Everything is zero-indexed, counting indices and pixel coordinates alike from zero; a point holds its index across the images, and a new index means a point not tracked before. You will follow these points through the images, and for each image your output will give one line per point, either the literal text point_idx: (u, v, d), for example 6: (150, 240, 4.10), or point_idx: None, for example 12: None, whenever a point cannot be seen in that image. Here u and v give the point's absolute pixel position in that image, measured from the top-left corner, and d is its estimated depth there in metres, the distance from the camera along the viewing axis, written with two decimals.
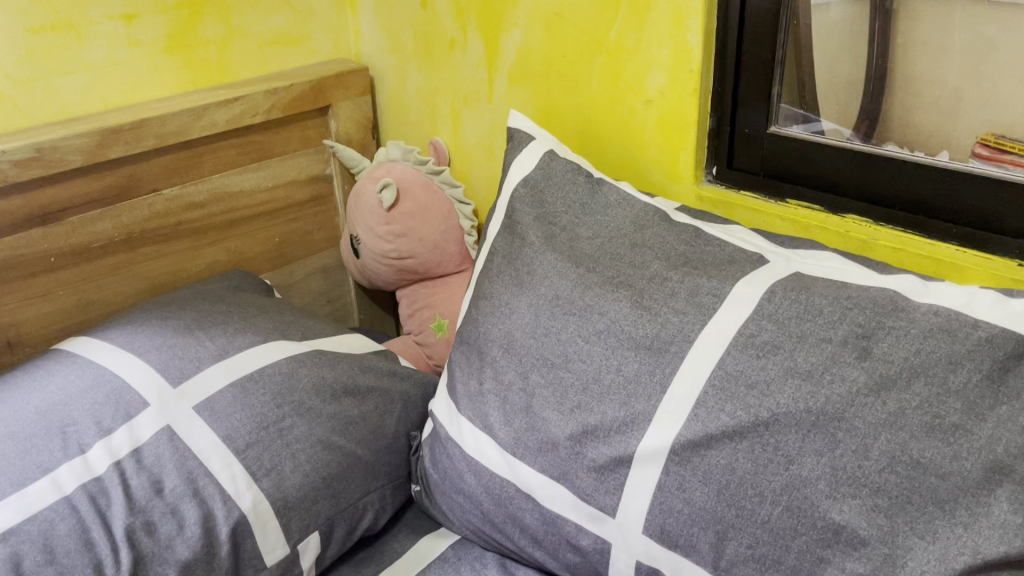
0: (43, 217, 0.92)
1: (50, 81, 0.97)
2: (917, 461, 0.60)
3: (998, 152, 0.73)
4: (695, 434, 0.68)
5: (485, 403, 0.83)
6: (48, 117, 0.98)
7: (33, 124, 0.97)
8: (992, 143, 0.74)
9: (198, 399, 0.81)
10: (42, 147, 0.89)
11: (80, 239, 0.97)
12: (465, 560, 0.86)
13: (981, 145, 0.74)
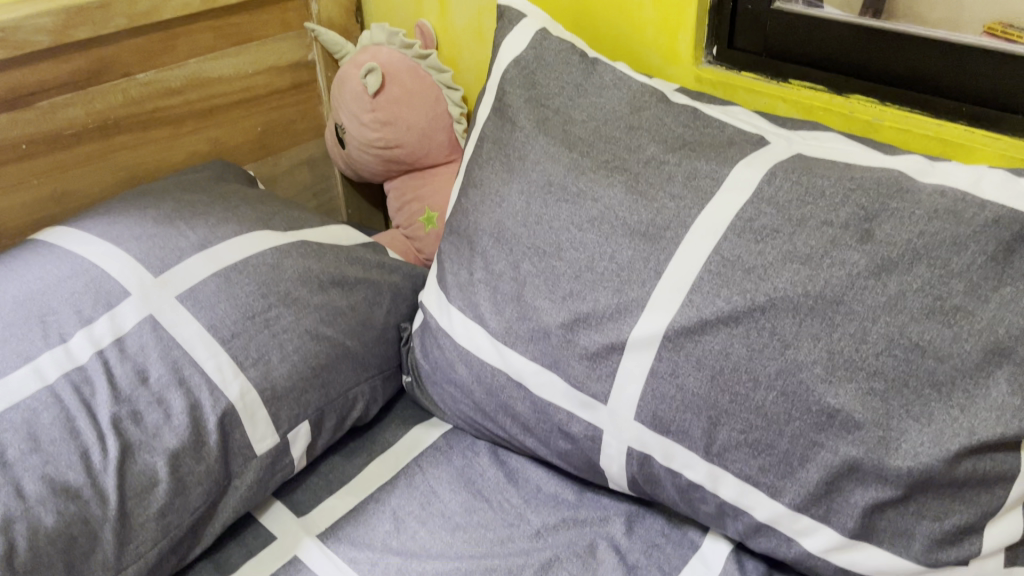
0: (10, 101, 0.88)
1: None
2: (916, 345, 0.59)
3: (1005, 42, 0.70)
4: (689, 320, 0.67)
5: (475, 293, 0.81)
6: None
7: None
8: (999, 32, 0.70)
9: (181, 289, 0.79)
10: (4, 26, 0.84)
11: (51, 125, 0.93)
12: (457, 449, 0.86)
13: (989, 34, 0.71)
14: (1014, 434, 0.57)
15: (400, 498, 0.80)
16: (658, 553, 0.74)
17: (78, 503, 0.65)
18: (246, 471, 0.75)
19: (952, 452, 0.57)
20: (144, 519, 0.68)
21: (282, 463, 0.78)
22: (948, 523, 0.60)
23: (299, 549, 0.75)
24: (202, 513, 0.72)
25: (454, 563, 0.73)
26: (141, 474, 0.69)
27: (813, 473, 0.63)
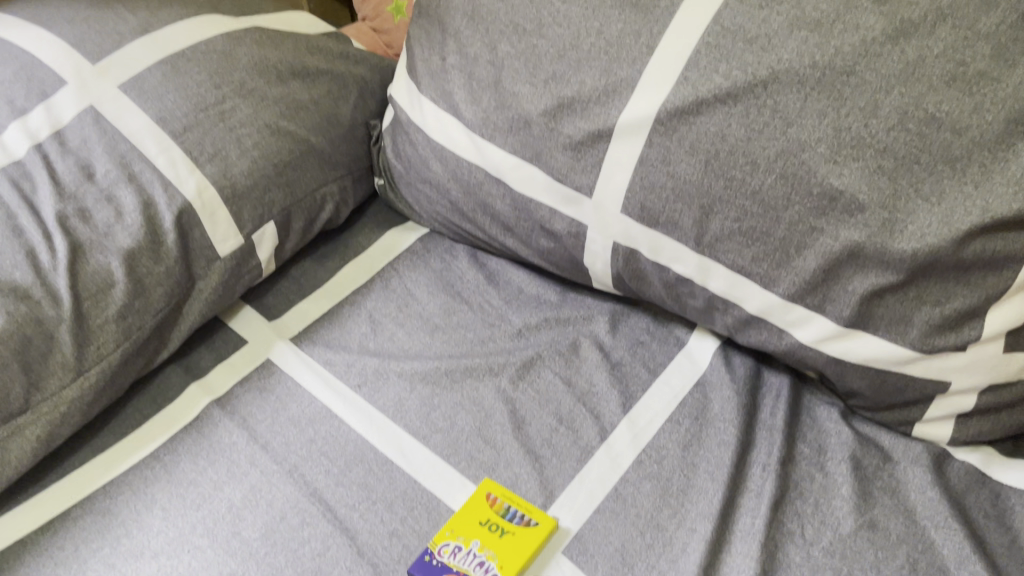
0: None
1: None
2: (932, 117, 0.54)
3: None
4: (684, 100, 0.61)
5: (449, 82, 0.74)
6: None
7: None
8: None
9: (123, 78, 0.72)
10: None
11: None
12: (435, 252, 0.82)
13: None
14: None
15: (375, 301, 0.77)
16: (643, 351, 0.72)
17: (29, 303, 0.61)
18: (210, 274, 0.71)
19: (960, 234, 0.54)
20: (103, 322, 0.64)
21: (249, 267, 0.74)
22: (948, 309, 0.57)
23: (272, 352, 0.73)
24: (166, 317, 0.69)
25: (433, 365, 0.71)
26: (95, 275, 0.65)
27: (809, 261, 0.59)
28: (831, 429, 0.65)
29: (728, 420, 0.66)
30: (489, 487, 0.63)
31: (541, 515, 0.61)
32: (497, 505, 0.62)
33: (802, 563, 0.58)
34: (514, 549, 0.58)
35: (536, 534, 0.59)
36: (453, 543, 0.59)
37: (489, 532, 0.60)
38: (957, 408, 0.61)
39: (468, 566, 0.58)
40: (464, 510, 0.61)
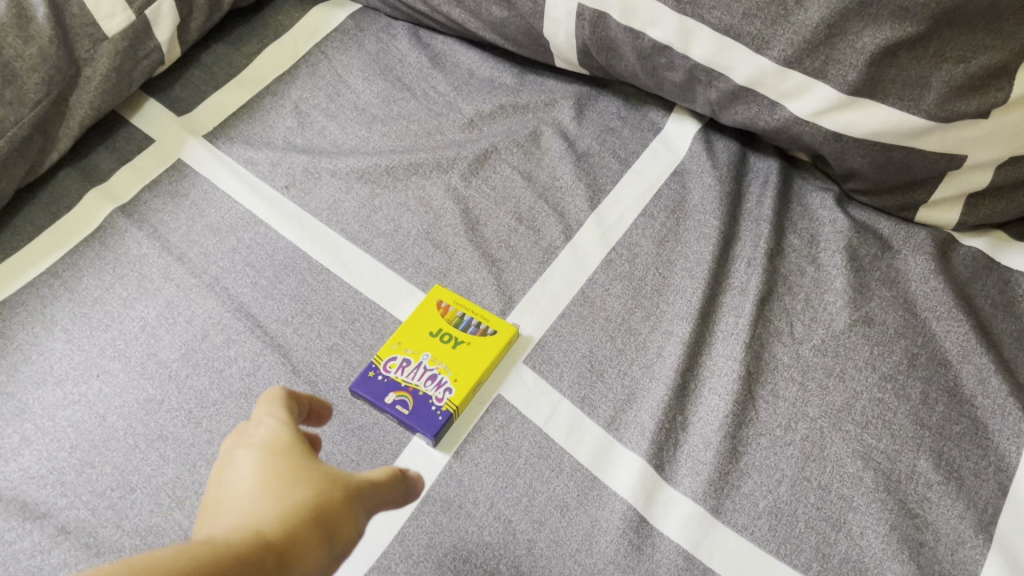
0: None
1: None
2: None
3: None
4: None
5: None
6: None
7: None
8: None
9: None
10: None
11: None
12: (370, 33, 0.70)
13: None
14: None
15: (303, 90, 0.66)
16: (613, 138, 0.63)
17: None
18: (98, 58, 0.60)
19: None
20: None
21: (147, 50, 0.62)
22: (974, 66, 0.48)
23: (183, 152, 0.62)
24: (48, 111, 0.58)
25: (371, 159, 0.61)
26: None
27: (812, 14, 0.50)
28: (824, 218, 0.58)
29: (709, 211, 0.58)
30: (439, 294, 0.55)
31: (499, 322, 0.54)
32: (449, 313, 0.55)
33: (791, 364, 0.52)
34: (471, 362, 0.52)
35: (494, 343, 0.53)
36: (401, 357, 0.53)
37: (441, 343, 0.53)
38: (971, 186, 0.54)
39: (419, 381, 0.52)
40: (412, 320, 0.54)
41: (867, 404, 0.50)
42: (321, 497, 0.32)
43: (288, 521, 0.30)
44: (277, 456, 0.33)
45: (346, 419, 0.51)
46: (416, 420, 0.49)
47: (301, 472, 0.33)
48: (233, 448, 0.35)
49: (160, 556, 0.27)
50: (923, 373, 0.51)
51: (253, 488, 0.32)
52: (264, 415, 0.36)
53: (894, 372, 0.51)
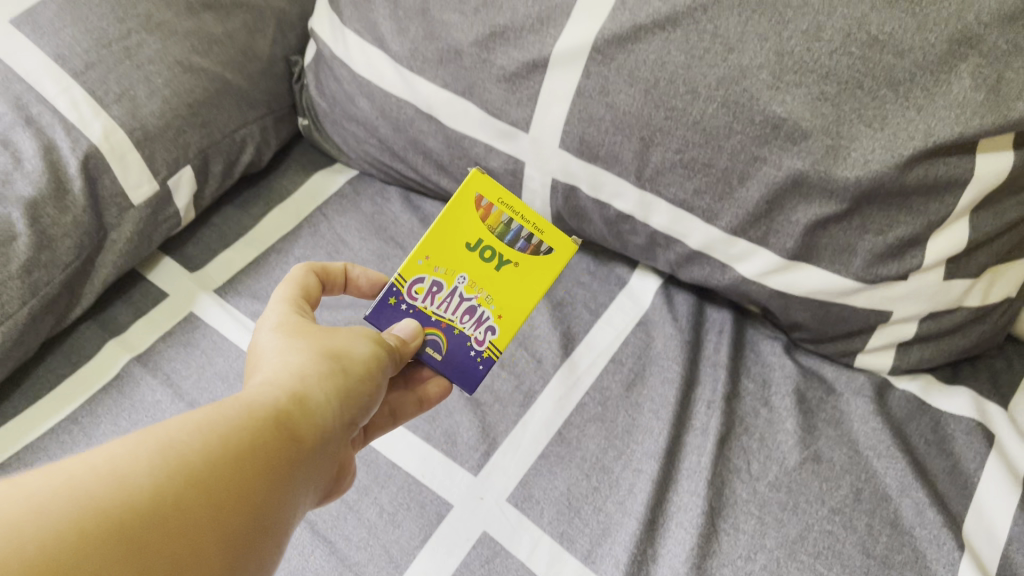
0: None
1: None
2: (874, 39, 0.52)
3: None
4: (623, 27, 0.58)
5: (373, 12, 0.69)
6: None
7: None
8: None
9: (15, 13, 0.65)
10: None
11: None
12: (366, 196, 0.78)
13: None
14: (973, 134, 0.51)
15: (305, 247, 0.73)
16: (584, 291, 0.70)
17: None
18: (123, 223, 0.67)
19: (904, 159, 0.52)
20: (6, 277, 0.60)
21: (166, 215, 0.70)
22: (891, 237, 0.56)
23: (195, 307, 0.69)
24: (76, 270, 0.64)
25: None
26: None
27: (752, 192, 0.58)
28: (774, 363, 0.65)
29: (671, 358, 0.64)
30: (478, 186, 0.57)
31: (555, 239, 0.58)
32: (493, 217, 0.57)
33: (749, 498, 0.57)
34: (517, 286, 0.58)
35: (547, 268, 0.58)
36: (434, 279, 0.57)
37: (481, 259, 0.58)
38: (898, 337, 0.61)
39: (454, 313, 0.58)
40: (447, 234, 0.57)
41: (818, 536, 0.55)
42: (334, 351, 0.47)
43: (310, 371, 0.45)
44: (291, 331, 0.49)
45: (342, 555, 0.56)
46: (454, 365, 0.59)
47: (314, 346, 0.47)
48: (255, 334, 0.50)
49: (203, 412, 0.39)
50: (867, 506, 0.56)
51: (279, 356, 0.46)
52: (288, 305, 0.52)
53: (841, 505, 0.56)
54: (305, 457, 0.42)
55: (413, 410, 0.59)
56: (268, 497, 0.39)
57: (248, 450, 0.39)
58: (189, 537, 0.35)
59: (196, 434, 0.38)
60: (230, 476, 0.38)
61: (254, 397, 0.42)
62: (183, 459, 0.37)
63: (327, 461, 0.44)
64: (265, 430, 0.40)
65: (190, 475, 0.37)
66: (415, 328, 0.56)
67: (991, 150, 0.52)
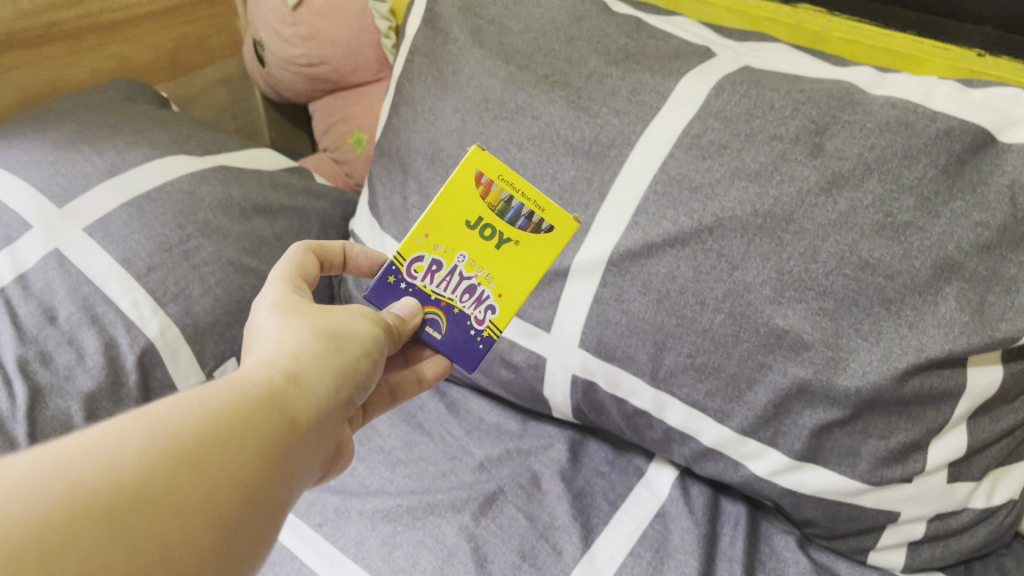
0: None
1: None
2: (865, 262, 0.57)
3: None
4: (635, 243, 0.64)
5: (410, 220, 0.77)
6: None
7: None
8: None
9: (89, 220, 0.73)
10: None
11: None
12: None
13: None
14: (962, 351, 0.55)
15: None
16: (602, 481, 0.73)
17: None
18: None
19: (901, 370, 0.56)
20: None
21: None
22: (893, 441, 0.59)
23: None
24: None
25: (395, 500, 0.71)
26: (54, 418, 0.64)
27: (760, 396, 0.61)
28: (788, 558, 0.67)
29: (688, 552, 0.66)
30: (478, 163, 0.60)
31: (556, 217, 0.60)
32: (492, 194, 0.60)
33: None
34: (517, 263, 0.61)
35: (549, 244, 0.60)
36: (434, 258, 0.62)
37: (481, 234, 0.61)
38: (907, 536, 0.63)
39: (454, 291, 0.62)
40: (447, 214, 0.61)
41: None
42: (326, 332, 0.51)
43: (301, 350, 0.48)
44: (285, 315, 0.52)
45: None
46: (451, 344, 0.64)
47: (308, 327, 0.51)
48: (249, 319, 0.53)
49: (195, 393, 0.42)
50: None
51: (276, 336, 0.49)
52: (283, 290, 0.55)
53: None
54: (305, 429, 0.45)
55: (411, 389, 0.66)
56: (271, 463, 0.42)
57: (242, 420, 0.41)
58: (200, 502, 0.38)
59: (186, 412, 0.40)
60: (229, 443, 0.40)
61: (251, 373, 0.45)
62: (176, 435, 0.39)
63: (325, 434, 0.47)
64: (259, 401, 0.43)
65: (185, 446, 0.38)
66: (413, 307, 0.61)
67: (981, 364, 0.57)
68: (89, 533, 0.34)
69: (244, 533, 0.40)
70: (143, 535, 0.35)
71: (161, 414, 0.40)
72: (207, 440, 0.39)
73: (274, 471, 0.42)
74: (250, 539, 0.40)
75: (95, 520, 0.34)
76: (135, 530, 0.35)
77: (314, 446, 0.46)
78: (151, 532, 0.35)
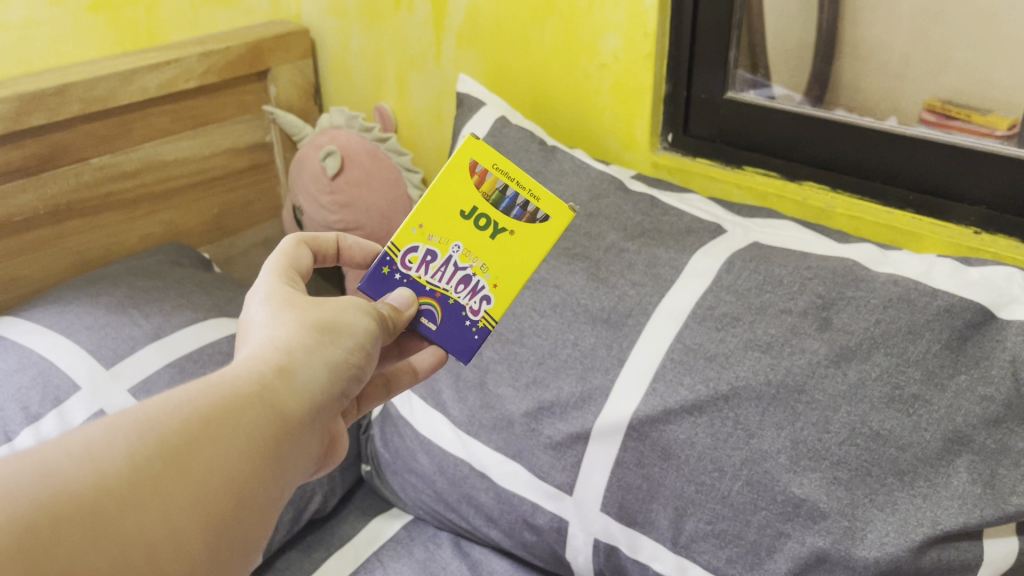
0: None
1: (25, 32, 0.99)
2: (877, 433, 0.59)
3: (944, 119, 0.75)
4: (654, 409, 0.67)
5: (437, 381, 0.83)
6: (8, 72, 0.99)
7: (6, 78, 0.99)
8: (938, 109, 0.75)
9: (133, 381, 0.77)
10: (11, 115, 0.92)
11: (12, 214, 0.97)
12: (418, 540, 0.86)
13: (929, 111, 0.76)
14: (976, 525, 0.56)
15: None
16: None
17: None
18: None
19: (919, 542, 0.56)
20: None
21: None
22: None
23: None
24: None
25: None
26: None
27: (781, 564, 0.61)
28: None
29: None
30: (472, 153, 0.64)
31: (551, 206, 0.65)
32: (488, 183, 0.64)
33: None
34: (512, 250, 0.65)
35: (544, 232, 0.65)
36: (428, 247, 0.65)
37: (476, 223, 0.65)
38: None
39: (449, 281, 0.65)
40: (442, 204, 0.64)
41: None
42: (317, 323, 0.52)
43: (290, 343, 0.49)
44: (277, 307, 0.53)
45: None
46: (446, 334, 0.66)
47: (301, 319, 0.52)
48: (244, 308, 0.54)
49: (182, 395, 0.43)
50: None
51: (268, 329, 0.50)
52: (276, 281, 0.56)
53: None
54: (294, 426, 0.47)
55: (406, 379, 0.68)
56: (255, 462, 0.44)
57: (226, 422, 0.43)
58: (181, 504, 0.40)
59: (171, 414, 0.42)
60: (210, 444, 0.42)
61: (243, 369, 0.47)
62: (157, 439, 0.41)
63: (314, 429, 0.49)
64: (244, 401, 0.45)
65: (165, 449, 0.40)
66: (407, 299, 0.63)
67: (997, 535, 0.58)
68: (71, 536, 0.36)
69: (231, 530, 0.42)
70: (126, 536, 0.37)
71: (147, 417, 0.41)
72: (190, 443, 0.41)
73: (262, 469, 0.44)
74: (239, 534, 0.43)
75: (77, 524, 0.36)
76: (117, 532, 0.37)
77: (305, 441, 0.48)
78: (131, 534, 0.38)
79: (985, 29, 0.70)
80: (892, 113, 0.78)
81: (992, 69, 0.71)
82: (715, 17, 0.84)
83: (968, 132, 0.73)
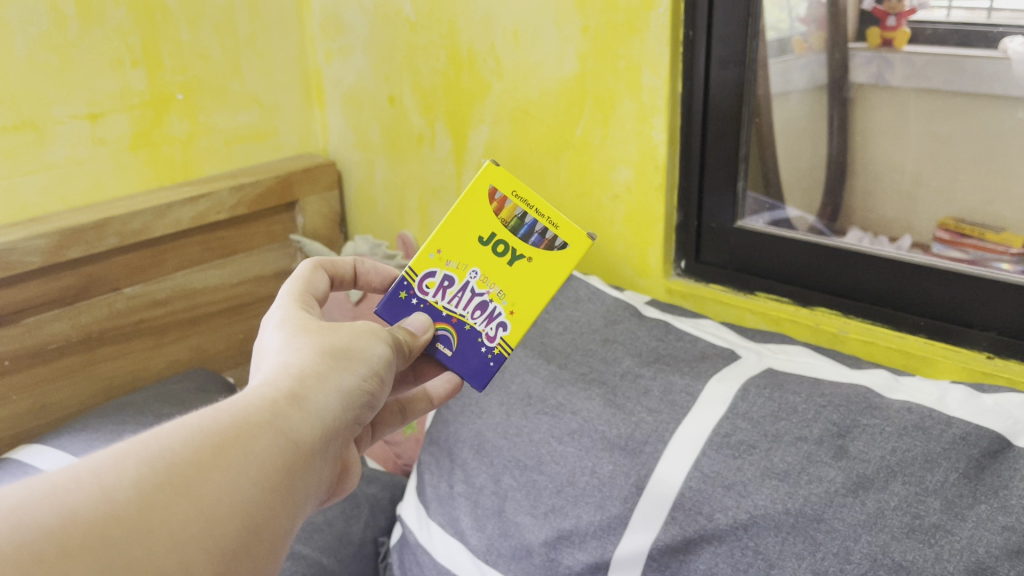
0: (18, 311, 0.98)
1: (68, 169, 1.06)
2: (899, 564, 0.57)
3: (958, 237, 0.76)
4: (673, 538, 0.66)
5: (456, 508, 0.83)
6: (47, 207, 1.05)
7: (49, 212, 1.05)
8: (952, 227, 0.77)
9: None
10: (50, 248, 0.97)
11: (48, 342, 1.01)
12: None
13: (942, 229, 0.78)
14: None
15: None
16: None
17: None
18: None
19: None
20: None
21: None
22: None
23: None
24: None
25: None
26: None
27: None
28: None
29: None
30: (491, 179, 0.68)
31: (570, 234, 0.67)
32: (507, 210, 0.67)
33: None
34: (529, 277, 0.68)
35: (563, 259, 0.67)
36: (445, 273, 0.68)
37: (494, 250, 0.68)
38: None
39: (467, 305, 0.68)
40: (462, 231, 0.68)
41: None
42: (328, 351, 0.54)
43: (300, 372, 0.51)
44: (289, 334, 0.55)
45: None
46: (461, 360, 0.69)
47: (314, 346, 0.54)
48: (259, 337, 0.57)
49: (191, 425, 0.45)
50: None
51: (281, 357, 0.53)
52: (292, 309, 0.58)
53: None
54: (305, 454, 0.48)
55: (419, 405, 0.71)
56: (263, 489, 0.45)
57: (233, 450, 0.45)
58: (189, 530, 0.41)
59: (179, 444, 0.44)
60: (218, 471, 0.44)
61: (256, 396, 0.49)
62: (164, 467, 0.42)
63: (326, 456, 0.50)
64: (252, 429, 0.46)
65: (170, 477, 0.42)
66: (425, 324, 0.67)
67: None
68: (80, 561, 0.38)
69: (240, 556, 0.43)
70: (135, 559, 0.39)
71: (158, 444, 0.43)
72: (197, 471, 0.43)
73: (273, 494, 0.46)
74: (251, 560, 0.44)
75: (86, 549, 0.38)
76: (126, 554, 0.39)
77: (320, 467, 0.50)
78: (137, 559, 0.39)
79: (986, 164, 0.74)
80: (906, 232, 0.81)
81: (994, 199, 0.74)
82: (723, 152, 0.88)
83: (982, 250, 0.75)
